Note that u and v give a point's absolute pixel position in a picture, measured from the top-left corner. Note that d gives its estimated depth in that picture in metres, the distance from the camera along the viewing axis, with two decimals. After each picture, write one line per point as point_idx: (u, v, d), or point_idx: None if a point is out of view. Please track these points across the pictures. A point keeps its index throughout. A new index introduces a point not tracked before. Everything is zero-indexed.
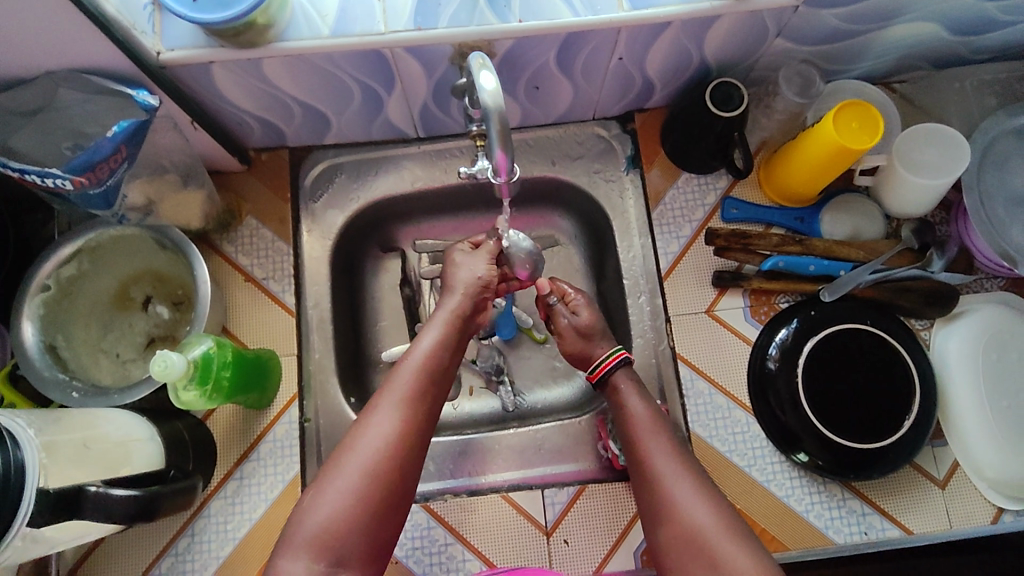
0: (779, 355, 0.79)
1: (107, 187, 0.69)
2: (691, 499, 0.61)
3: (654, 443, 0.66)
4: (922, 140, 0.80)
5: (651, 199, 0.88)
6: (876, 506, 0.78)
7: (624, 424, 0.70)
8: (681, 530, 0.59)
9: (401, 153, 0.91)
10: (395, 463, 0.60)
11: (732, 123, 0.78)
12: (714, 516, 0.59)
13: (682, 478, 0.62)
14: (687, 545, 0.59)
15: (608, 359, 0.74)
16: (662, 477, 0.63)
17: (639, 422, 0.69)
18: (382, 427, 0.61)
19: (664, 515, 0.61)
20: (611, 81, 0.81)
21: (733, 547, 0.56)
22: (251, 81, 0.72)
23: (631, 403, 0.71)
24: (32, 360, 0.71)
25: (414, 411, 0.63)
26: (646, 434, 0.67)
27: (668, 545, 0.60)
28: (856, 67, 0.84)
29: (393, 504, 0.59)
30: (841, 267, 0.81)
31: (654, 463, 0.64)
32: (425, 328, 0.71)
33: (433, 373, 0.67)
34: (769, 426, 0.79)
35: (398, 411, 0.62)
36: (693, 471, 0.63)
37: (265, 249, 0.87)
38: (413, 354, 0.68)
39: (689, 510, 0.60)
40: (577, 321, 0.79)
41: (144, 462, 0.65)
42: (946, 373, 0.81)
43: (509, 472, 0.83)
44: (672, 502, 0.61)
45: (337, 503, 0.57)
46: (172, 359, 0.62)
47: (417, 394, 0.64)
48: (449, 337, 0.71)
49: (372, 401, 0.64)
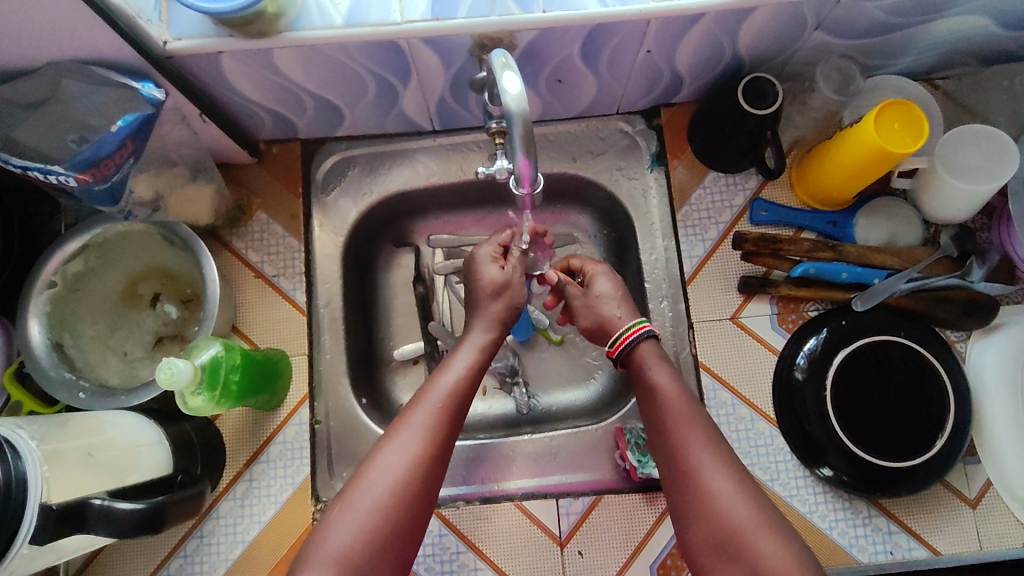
0: (806, 364, 0.76)
1: (113, 183, 0.68)
2: (727, 492, 0.58)
3: (687, 430, 0.63)
4: (968, 142, 0.75)
5: (676, 199, 0.85)
6: (903, 524, 0.76)
7: (652, 408, 0.67)
8: (716, 525, 0.57)
9: (416, 147, 0.88)
10: (420, 483, 0.58)
11: (765, 121, 0.74)
12: (749, 510, 0.57)
13: (718, 468, 0.60)
14: (722, 540, 0.57)
15: (631, 331, 0.71)
16: (695, 468, 0.60)
17: (670, 401, 0.65)
18: (410, 445, 0.59)
19: (700, 508, 0.59)
20: (639, 74, 0.77)
21: (769, 543, 0.55)
22: (262, 72, 0.69)
23: (659, 376, 0.68)
24: (38, 359, 0.69)
25: (440, 432, 0.61)
26: (680, 418, 0.64)
27: (699, 540, 0.58)
28: (898, 62, 0.80)
29: (413, 526, 0.57)
30: (875, 275, 0.77)
31: (686, 452, 0.62)
32: (457, 349, 0.70)
33: (463, 395, 0.65)
34: (794, 438, 0.77)
35: (426, 430, 0.60)
36: (728, 459, 0.61)
37: (275, 245, 0.85)
38: (445, 375, 0.66)
39: (724, 505, 0.58)
40: (590, 297, 0.76)
41: (151, 467, 0.64)
42: (980, 387, 0.78)
43: (523, 479, 0.80)
44: (706, 494, 0.59)
45: (363, 519, 0.55)
46: (179, 367, 0.60)
47: (445, 414, 0.62)
48: (479, 361, 0.68)
49: (398, 417, 0.62)
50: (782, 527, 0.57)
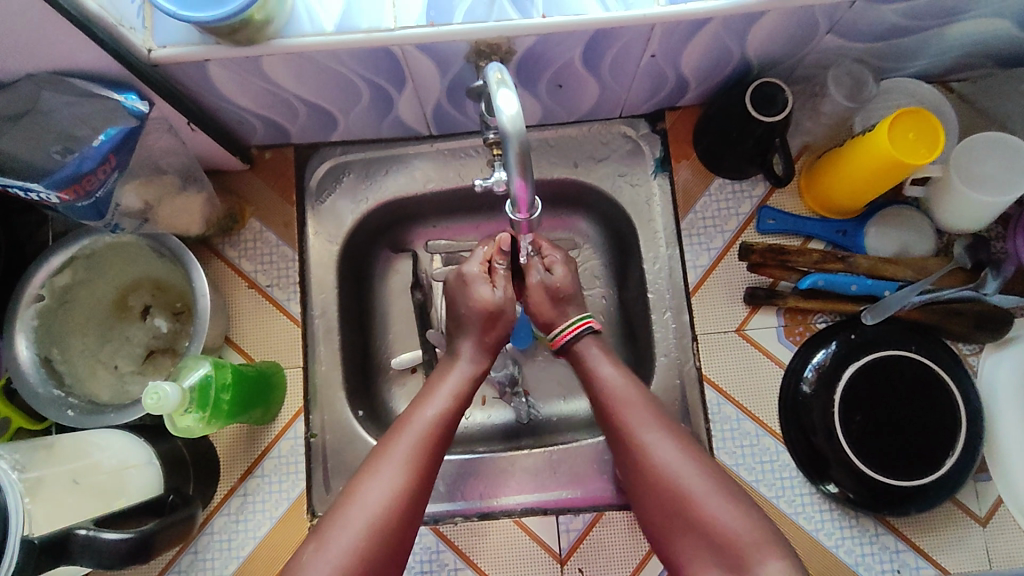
0: (814, 378, 0.74)
1: (97, 198, 0.65)
2: (679, 465, 0.61)
3: (631, 412, 0.65)
4: (984, 150, 0.73)
5: (680, 207, 0.82)
6: (911, 543, 0.74)
7: (597, 400, 0.68)
8: (671, 500, 0.60)
9: (413, 152, 0.86)
10: (401, 517, 0.57)
11: (774, 129, 0.71)
12: (703, 481, 0.60)
13: (666, 442, 0.63)
14: (678, 513, 0.60)
15: (569, 329, 0.71)
16: (641, 444, 0.63)
17: (614, 388, 0.67)
18: (391, 480, 0.58)
19: (653, 486, 0.62)
20: (643, 78, 0.74)
21: (725, 511, 0.58)
22: (250, 79, 0.67)
23: (601, 368, 0.68)
24: (26, 375, 0.68)
25: (422, 462, 0.60)
26: (623, 404, 0.66)
27: (657, 514, 0.62)
28: (912, 66, 0.77)
29: (396, 555, 0.57)
30: (886, 287, 0.75)
31: (637, 436, 0.64)
32: (446, 375, 0.69)
33: (448, 424, 0.64)
34: (800, 453, 0.75)
35: (405, 464, 0.60)
36: (675, 433, 0.64)
37: (269, 255, 0.83)
38: (428, 406, 0.65)
39: (680, 479, 0.61)
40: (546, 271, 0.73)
41: (139, 491, 0.63)
42: (992, 403, 0.76)
43: (522, 494, 0.78)
44: (658, 471, 0.62)
45: (343, 559, 0.54)
46: (166, 390, 0.58)
47: (427, 444, 0.62)
48: (464, 392, 0.68)
49: (378, 453, 0.61)
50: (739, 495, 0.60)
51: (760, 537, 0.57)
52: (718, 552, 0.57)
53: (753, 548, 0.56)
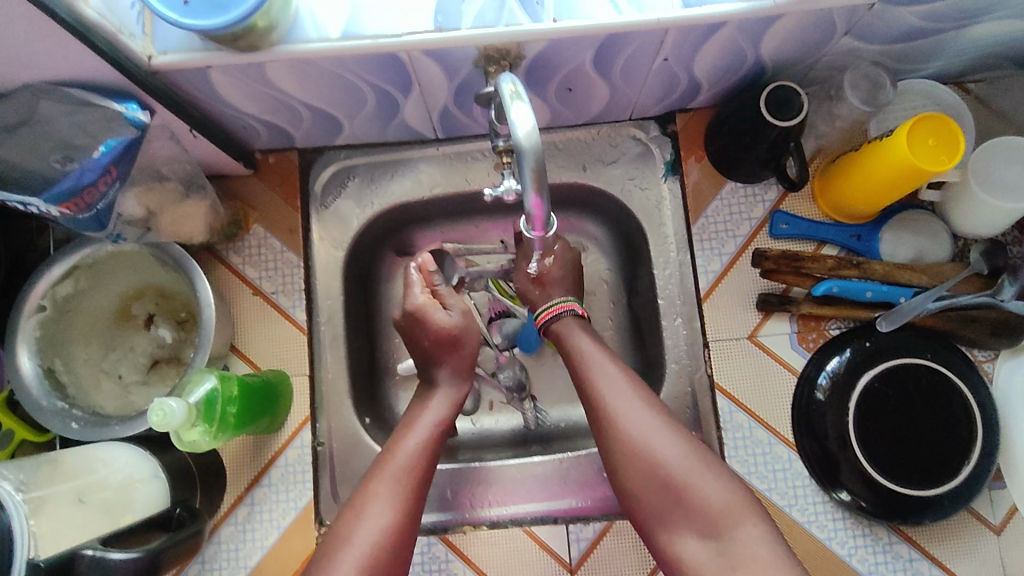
0: (828, 386, 0.73)
1: (98, 210, 0.63)
2: (653, 435, 0.60)
3: (607, 382, 0.63)
4: (1004, 156, 0.71)
5: (691, 212, 0.81)
6: (924, 551, 0.73)
7: (577, 376, 0.66)
8: (646, 471, 0.59)
9: (419, 155, 0.84)
10: (390, 557, 0.57)
11: (790, 133, 0.70)
12: (677, 449, 0.59)
13: (640, 411, 0.61)
14: (656, 488, 0.59)
15: (552, 310, 0.69)
16: (617, 414, 0.61)
17: (592, 353, 0.65)
18: (380, 517, 0.58)
19: (632, 460, 0.60)
20: (654, 81, 0.73)
21: (700, 476, 0.58)
22: (253, 85, 0.65)
23: (581, 342, 0.67)
24: (29, 389, 0.66)
25: (410, 499, 0.60)
26: (601, 375, 0.64)
27: (635, 489, 0.60)
28: (929, 67, 0.75)
29: None
30: (902, 294, 0.74)
31: (613, 406, 0.62)
32: (426, 407, 0.68)
33: (431, 455, 0.64)
34: (813, 462, 0.74)
35: (394, 499, 0.59)
36: (650, 400, 0.62)
37: (274, 261, 0.81)
38: (412, 435, 0.65)
39: (658, 451, 0.59)
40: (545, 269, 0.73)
41: (145, 505, 0.62)
42: (1008, 410, 0.75)
43: (533, 503, 0.78)
44: (634, 444, 0.60)
45: None
46: (173, 407, 0.57)
47: (413, 476, 0.61)
48: (449, 420, 0.67)
49: (366, 486, 0.61)
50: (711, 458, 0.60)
51: (736, 500, 0.57)
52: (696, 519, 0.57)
53: (729, 512, 0.56)
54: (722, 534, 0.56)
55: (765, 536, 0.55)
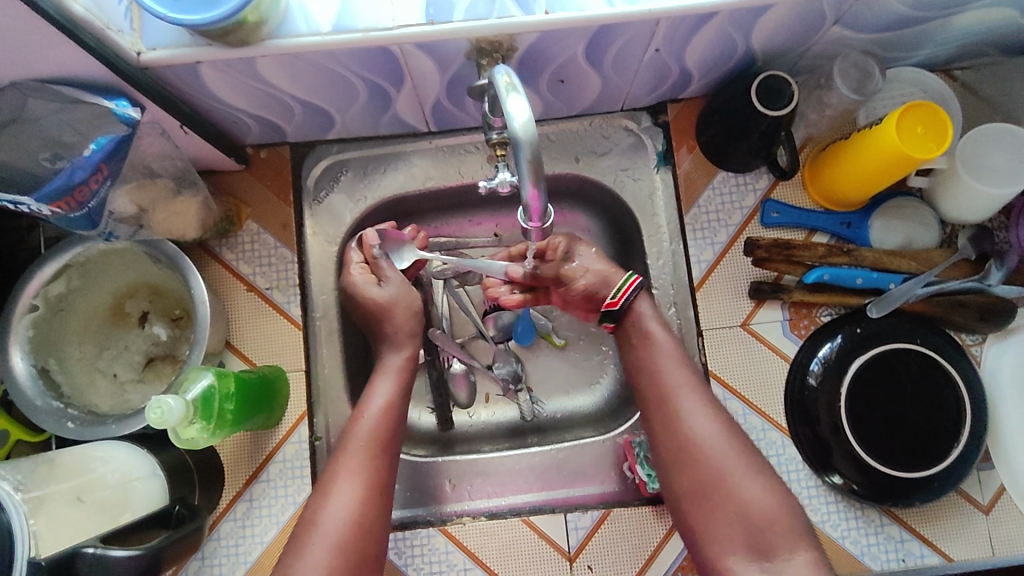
0: (820, 371, 0.74)
1: (91, 208, 0.63)
2: (715, 440, 0.64)
3: (678, 380, 0.67)
4: (991, 141, 0.72)
5: (684, 201, 0.81)
6: (915, 532, 0.75)
7: (643, 365, 0.70)
8: (702, 471, 0.63)
9: (411, 148, 0.84)
10: (361, 532, 0.60)
11: (780, 122, 0.70)
12: (736, 459, 0.62)
13: (704, 416, 0.65)
14: (705, 486, 0.62)
15: (624, 289, 0.73)
16: (682, 416, 0.65)
17: (666, 348, 0.70)
18: (346, 493, 0.61)
19: (685, 454, 0.64)
20: (645, 72, 0.73)
21: (755, 489, 0.61)
22: (243, 80, 0.65)
23: (653, 333, 0.71)
24: (23, 388, 0.66)
25: (371, 473, 0.64)
26: (670, 370, 0.68)
27: (684, 486, 0.64)
28: (917, 54, 0.76)
29: (368, 563, 0.60)
30: (891, 280, 0.75)
31: (677, 401, 0.66)
32: (371, 386, 0.71)
33: (388, 432, 0.67)
34: (806, 446, 0.75)
35: (357, 476, 0.63)
36: (712, 405, 0.66)
37: (268, 256, 0.81)
38: (370, 405, 0.69)
39: (713, 451, 0.63)
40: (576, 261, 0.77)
41: (144, 502, 0.61)
42: (995, 392, 0.76)
43: (529, 493, 0.79)
44: (692, 439, 0.64)
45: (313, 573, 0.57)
46: (170, 405, 0.56)
47: (373, 451, 0.65)
48: (398, 393, 0.71)
49: (332, 467, 0.64)
50: (769, 472, 0.62)
51: (788, 520, 0.59)
52: (743, 527, 0.59)
53: (779, 527, 0.58)
54: (773, 553, 0.57)
55: (812, 564, 0.56)
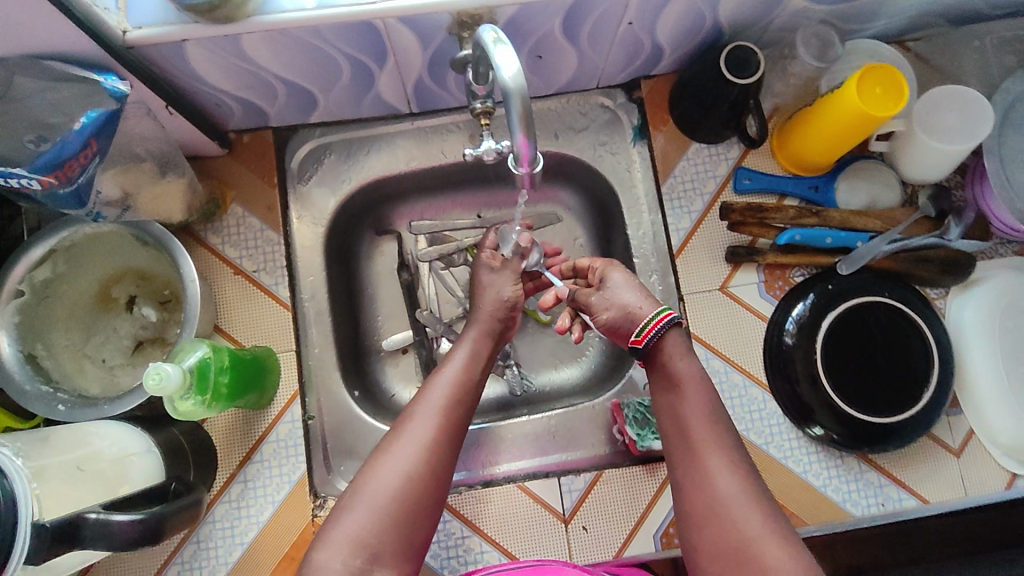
0: (795, 330, 0.77)
1: (79, 185, 0.62)
2: (738, 503, 0.56)
3: (704, 428, 0.61)
4: (943, 103, 0.76)
5: (660, 172, 0.84)
6: (893, 477, 0.78)
7: (671, 405, 0.64)
8: (727, 531, 0.56)
9: (393, 130, 0.86)
10: (429, 471, 0.60)
11: (747, 91, 0.74)
12: (762, 524, 0.55)
13: (734, 475, 0.58)
14: (729, 554, 0.55)
15: (653, 324, 0.67)
16: (708, 470, 0.58)
17: (695, 395, 0.63)
18: (420, 431, 0.62)
19: (709, 515, 0.57)
20: (619, 47, 0.76)
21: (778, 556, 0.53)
22: (228, 59, 0.66)
23: (682, 373, 0.64)
24: (11, 373, 0.66)
25: (449, 418, 0.64)
26: (699, 419, 0.61)
27: (705, 552, 0.57)
28: (872, 26, 0.80)
29: (429, 508, 0.60)
30: (858, 239, 0.79)
31: (705, 454, 0.59)
32: (454, 348, 0.71)
33: (468, 384, 0.68)
34: (786, 401, 0.78)
35: (434, 418, 0.63)
36: (742, 463, 0.59)
37: (253, 239, 0.82)
38: (448, 366, 0.69)
39: (737, 514, 0.56)
40: (605, 290, 0.72)
41: (141, 477, 0.61)
42: (959, 341, 0.80)
43: (523, 460, 0.80)
44: (716, 499, 0.57)
45: (377, 502, 0.58)
46: (168, 372, 0.56)
47: (455, 397, 0.66)
48: (481, 348, 0.72)
49: (409, 408, 0.65)
50: (801, 544, 0.54)
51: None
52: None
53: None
54: None
55: None
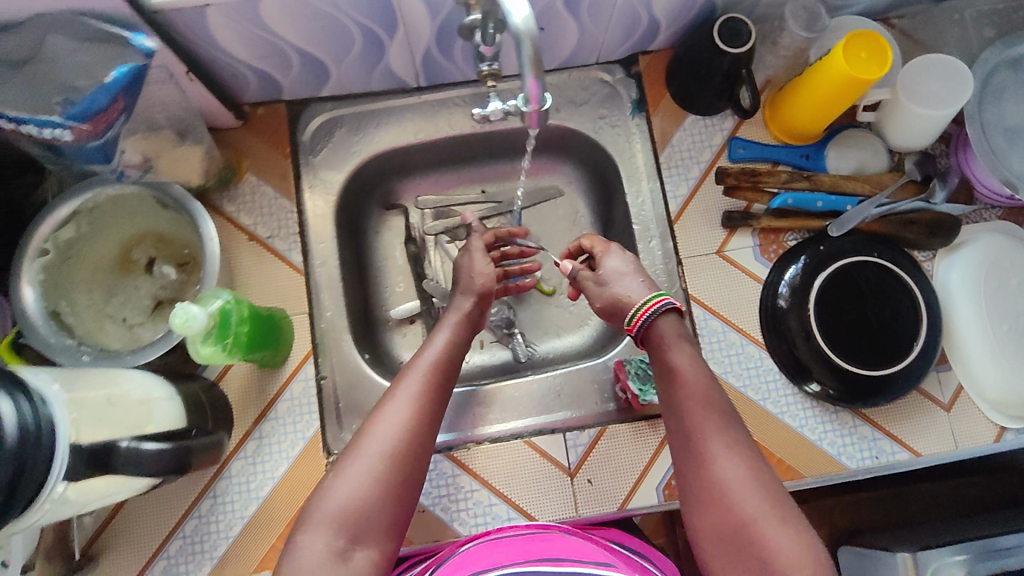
0: (789, 292, 0.81)
1: (106, 140, 0.64)
2: (739, 486, 0.57)
3: (703, 410, 0.62)
4: (925, 72, 0.80)
5: (658, 142, 0.88)
6: (886, 431, 0.81)
7: (671, 390, 0.65)
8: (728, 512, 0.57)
9: (401, 104, 0.89)
10: (412, 449, 0.61)
11: (740, 60, 0.78)
12: (764, 503, 0.56)
13: (734, 457, 0.59)
14: (731, 534, 0.56)
15: (643, 310, 0.69)
16: (709, 453, 0.60)
17: (692, 381, 0.64)
18: (401, 411, 0.62)
19: (711, 496, 0.58)
20: (617, 20, 0.80)
21: (784, 536, 0.54)
22: (246, 25, 0.69)
23: (678, 360, 0.66)
24: (37, 327, 0.68)
25: (432, 398, 0.64)
26: (696, 403, 0.62)
27: (707, 532, 0.58)
28: (859, 1, 0.84)
29: (412, 485, 0.60)
30: (848, 202, 0.83)
31: (704, 437, 0.60)
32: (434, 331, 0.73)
33: (449, 366, 0.68)
34: (782, 358, 0.81)
35: (416, 399, 0.63)
36: (740, 445, 0.60)
37: (268, 207, 0.85)
38: (428, 350, 0.69)
39: (738, 497, 0.57)
40: (600, 278, 0.75)
41: (165, 420, 0.63)
42: (947, 301, 0.84)
43: (526, 419, 0.83)
44: (718, 482, 0.58)
45: (361, 481, 0.58)
46: (194, 313, 0.59)
47: (436, 379, 0.66)
48: (460, 333, 0.72)
49: (391, 389, 0.65)
50: (800, 521, 0.56)
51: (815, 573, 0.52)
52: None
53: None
54: None
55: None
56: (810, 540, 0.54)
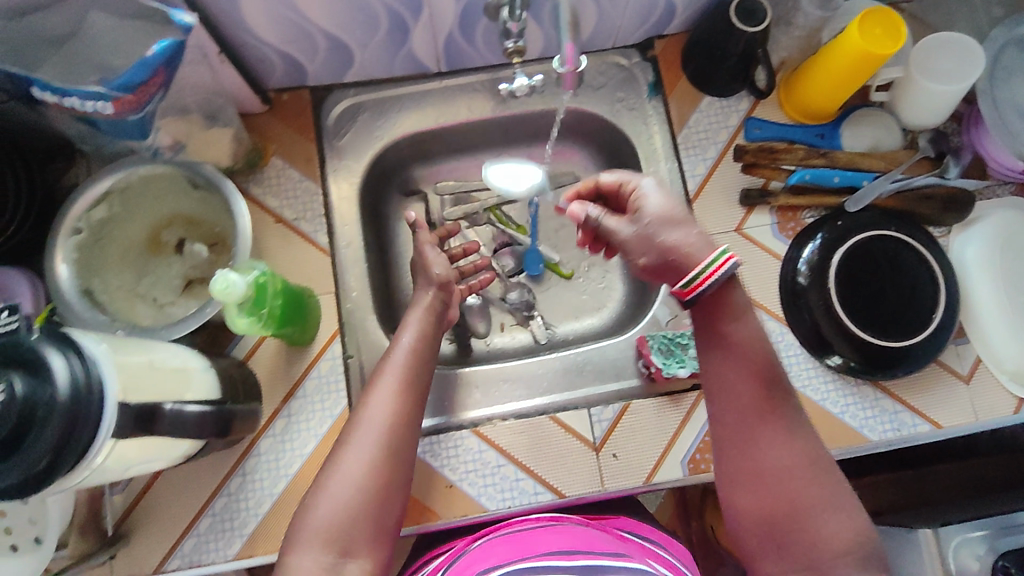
0: (808, 271, 0.82)
1: (145, 114, 0.65)
2: (791, 472, 0.58)
3: (757, 390, 0.60)
4: (934, 49, 0.82)
5: (675, 124, 0.90)
6: (906, 403, 0.82)
7: (718, 366, 0.62)
8: (775, 500, 0.57)
9: (423, 90, 0.91)
10: (387, 458, 0.61)
11: (755, 39, 0.79)
12: (816, 489, 0.57)
13: (786, 442, 0.58)
14: (777, 519, 0.57)
15: (712, 271, 0.59)
16: (761, 437, 0.59)
17: (751, 356, 0.61)
18: (374, 422, 0.63)
19: (762, 480, 0.58)
20: (635, 3, 0.82)
21: (834, 522, 0.56)
22: (277, 6, 0.71)
23: (740, 331, 0.61)
24: (71, 303, 0.69)
25: (404, 404, 0.65)
26: (752, 382, 0.60)
27: (749, 517, 0.58)
28: None
29: (393, 493, 0.61)
30: (864, 178, 0.84)
31: (756, 420, 0.59)
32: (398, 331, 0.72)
33: (418, 368, 0.69)
34: (803, 333, 0.82)
35: (388, 408, 0.64)
36: (793, 430, 0.59)
37: (294, 189, 0.86)
38: (395, 352, 0.69)
39: (789, 483, 0.57)
40: (643, 230, 0.63)
41: (201, 390, 0.64)
42: (963, 275, 0.85)
43: (552, 394, 0.84)
44: (769, 467, 0.58)
45: (344, 495, 0.59)
46: (233, 280, 0.61)
47: (405, 384, 0.66)
48: (425, 331, 0.72)
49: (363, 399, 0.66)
50: (850, 504, 0.57)
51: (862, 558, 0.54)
52: (809, 561, 0.55)
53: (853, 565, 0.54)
54: None
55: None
56: (859, 525, 0.56)
